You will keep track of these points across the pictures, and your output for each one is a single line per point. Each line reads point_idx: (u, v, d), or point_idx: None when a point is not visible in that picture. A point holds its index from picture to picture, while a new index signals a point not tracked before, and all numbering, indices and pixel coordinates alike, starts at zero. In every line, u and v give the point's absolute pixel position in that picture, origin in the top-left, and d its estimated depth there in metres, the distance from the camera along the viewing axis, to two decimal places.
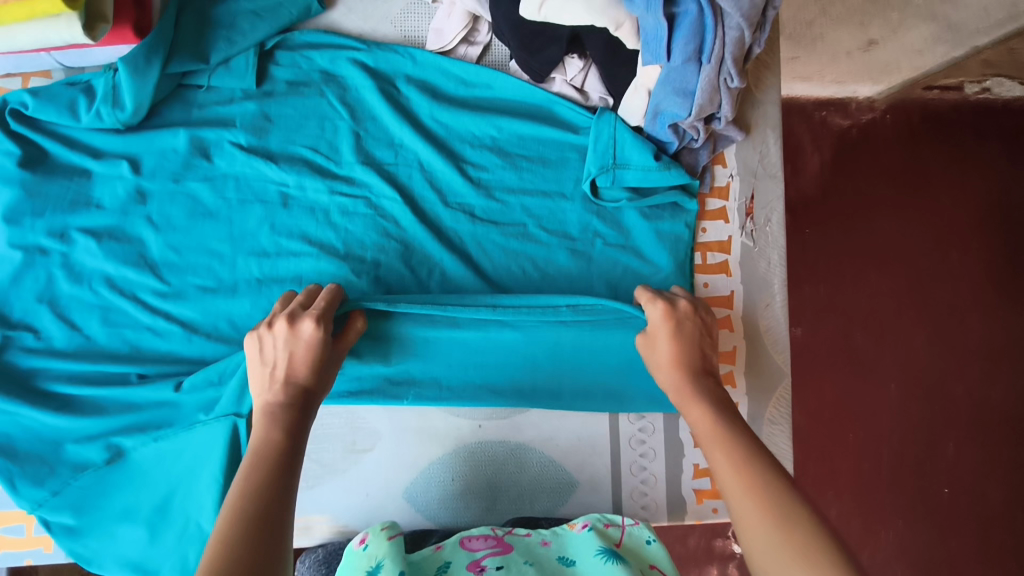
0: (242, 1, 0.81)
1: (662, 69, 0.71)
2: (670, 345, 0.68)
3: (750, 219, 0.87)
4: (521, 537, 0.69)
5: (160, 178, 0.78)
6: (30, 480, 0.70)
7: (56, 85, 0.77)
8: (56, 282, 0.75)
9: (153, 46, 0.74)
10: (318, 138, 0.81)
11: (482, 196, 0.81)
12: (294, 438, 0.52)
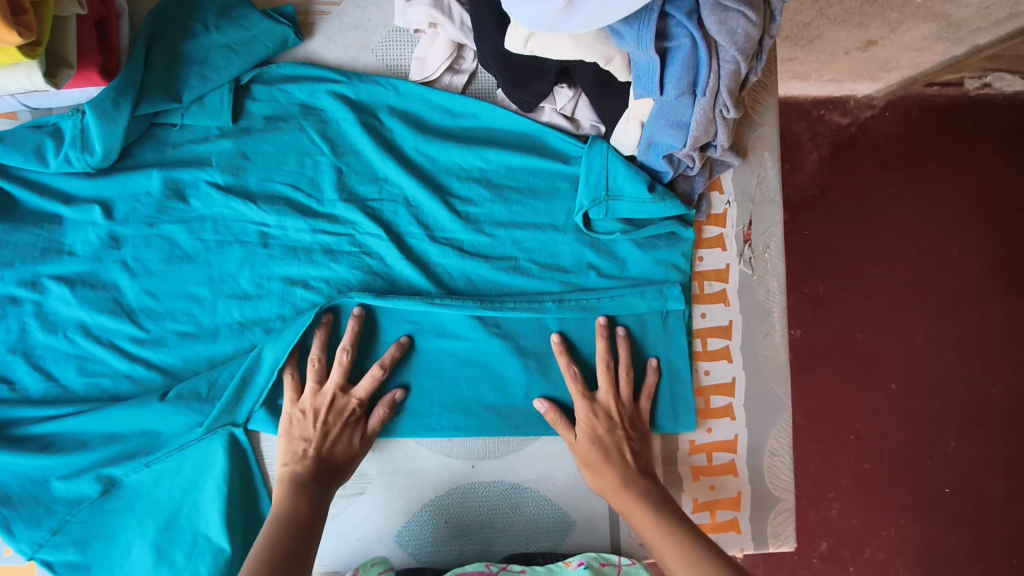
0: (214, 35, 0.77)
1: (654, 103, 0.68)
2: (588, 444, 0.73)
3: (748, 246, 0.84)
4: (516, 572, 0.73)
5: (134, 223, 0.76)
6: (27, 523, 0.69)
7: (20, 129, 0.73)
8: (30, 332, 0.73)
9: (120, 89, 0.71)
10: (298, 175, 0.78)
11: (470, 231, 0.79)
12: (314, 510, 0.65)
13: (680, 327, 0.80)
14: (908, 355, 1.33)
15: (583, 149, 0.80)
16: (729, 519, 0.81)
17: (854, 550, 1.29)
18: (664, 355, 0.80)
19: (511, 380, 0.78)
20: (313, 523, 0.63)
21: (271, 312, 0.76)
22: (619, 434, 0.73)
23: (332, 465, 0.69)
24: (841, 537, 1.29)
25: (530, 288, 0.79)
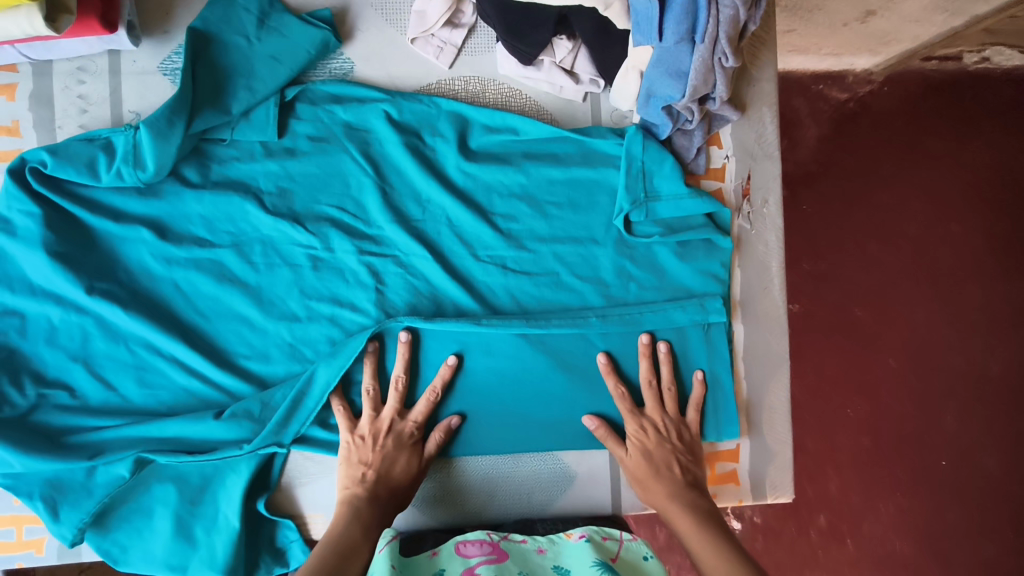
0: (257, 46, 0.74)
1: (654, 51, 0.69)
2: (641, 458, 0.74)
3: (747, 201, 0.84)
4: (515, 542, 0.69)
5: (175, 225, 0.74)
6: (70, 505, 0.69)
7: (73, 142, 0.69)
8: (91, 341, 0.72)
9: (176, 107, 0.68)
10: (344, 196, 0.76)
11: (513, 248, 0.78)
12: (368, 533, 0.64)
13: (722, 337, 0.81)
14: (908, 330, 1.32)
15: (620, 146, 0.79)
16: (728, 471, 0.82)
17: (851, 524, 1.29)
18: (708, 365, 0.81)
19: (512, 340, 0.78)
20: (365, 542, 0.63)
21: (321, 335, 0.75)
22: (668, 447, 0.75)
23: (389, 489, 0.69)
24: (837, 511, 1.30)
25: (574, 307, 0.79)
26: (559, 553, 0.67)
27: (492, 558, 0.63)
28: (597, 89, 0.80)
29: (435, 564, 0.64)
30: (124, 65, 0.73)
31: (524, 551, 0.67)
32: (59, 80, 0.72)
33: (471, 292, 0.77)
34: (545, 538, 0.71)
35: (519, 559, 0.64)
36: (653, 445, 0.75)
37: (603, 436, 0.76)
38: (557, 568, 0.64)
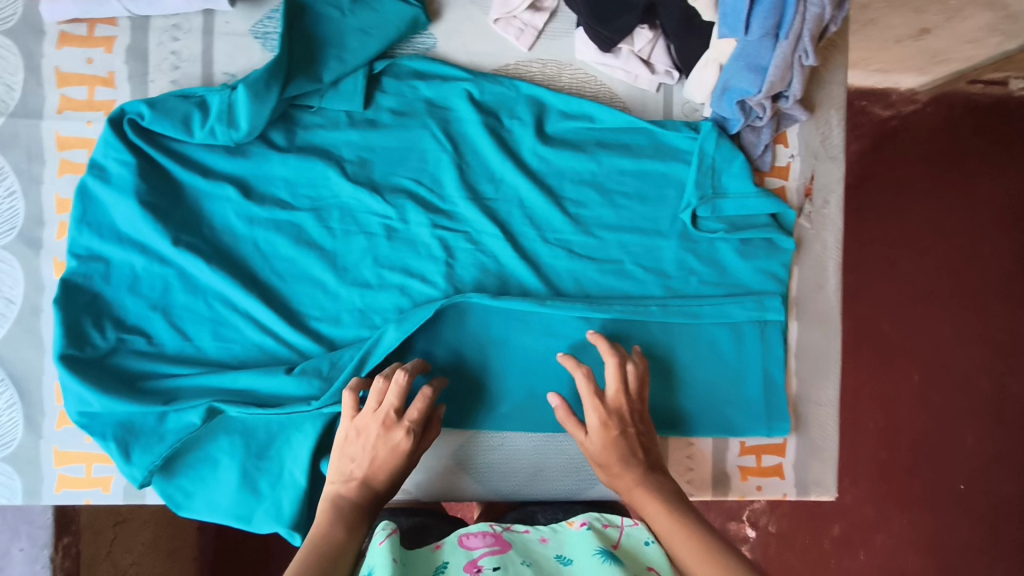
0: (350, 18, 0.76)
1: (737, 44, 0.70)
2: (606, 449, 0.69)
3: (808, 201, 0.85)
4: (518, 534, 0.61)
5: (257, 185, 0.76)
6: (141, 448, 0.72)
7: (171, 98, 0.72)
8: (172, 292, 0.75)
9: (274, 71, 0.71)
10: (421, 170, 0.79)
11: (580, 232, 0.80)
12: (353, 536, 0.59)
13: (777, 337, 0.83)
14: (932, 345, 1.33)
15: (695, 142, 0.81)
16: (773, 464, 0.85)
17: (863, 536, 1.30)
18: (762, 364, 0.83)
19: (573, 320, 0.80)
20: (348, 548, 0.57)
21: (390, 303, 0.77)
22: (630, 436, 0.70)
23: (377, 492, 0.65)
24: (853, 522, 1.31)
25: (633, 294, 0.81)
26: (564, 541, 0.58)
27: (496, 550, 0.56)
28: (670, 81, 0.82)
29: (435, 556, 0.56)
30: (217, 26, 0.75)
31: (527, 541, 0.59)
32: (155, 36, 0.74)
33: (537, 272, 0.79)
34: (550, 528, 0.62)
35: (523, 550, 0.56)
36: (617, 430, 0.70)
37: (558, 414, 0.72)
38: (562, 558, 0.56)
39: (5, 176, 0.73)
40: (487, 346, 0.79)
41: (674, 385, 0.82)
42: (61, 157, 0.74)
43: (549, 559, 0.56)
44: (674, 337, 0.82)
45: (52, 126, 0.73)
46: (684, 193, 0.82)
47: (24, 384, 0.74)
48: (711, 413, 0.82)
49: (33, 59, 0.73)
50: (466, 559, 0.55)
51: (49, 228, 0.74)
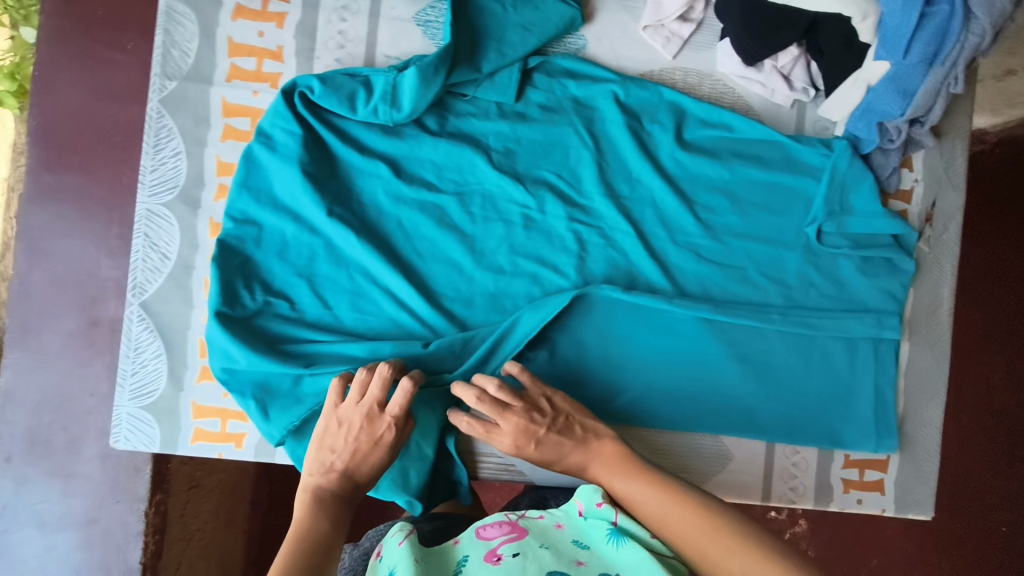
0: (510, 14, 0.81)
1: (890, 66, 0.72)
2: (535, 452, 0.68)
3: (929, 225, 0.87)
4: (533, 520, 0.61)
5: (406, 165, 0.80)
6: (279, 408, 0.74)
7: (339, 75, 0.75)
8: (317, 261, 0.78)
9: (444, 58, 0.74)
10: (563, 165, 0.82)
11: (708, 237, 0.83)
12: (338, 528, 0.59)
13: (891, 355, 0.85)
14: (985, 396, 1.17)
15: (827, 160, 0.84)
16: (875, 479, 0.87)
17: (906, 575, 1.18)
18: (874, 381, 0.85)
19: (692, 323, 0.83)
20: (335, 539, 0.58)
21: (522, 290, 0.79)
22: (557, 425, 0.69)
23: (359, 484, 0.65)
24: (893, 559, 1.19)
25: (754, 301, 0.83)
26: (581, 526, 0.59)
27: (512, 538, 0.57)
28: (805, 98, 0.84)
29: (456, 552, 0.57)
30: (383, 10, 0.79)
31: (543, 529, 0.59)
32: (324, 15, 0.78)
33: (664, 271, 0.82)
34: (563, 511, 0.62)
35: (540, 534, 0.57)
36: (535, 434, 0.68)
37: (466, 424, 0.70)
38: (580, 543, 0.57)
39: (172, 137, 0.76)
40: (611, 339, 0.82)
41: (787, 396, 0.84)
42: (226, 122, 0.77)
43: (566, 544, 0.57)
44: (789, 346, 0.84)
45: (220, 93, 0.76)
46: (812, 208, 0.84)
47: (170, 336, 0.77)
48: (819, 423, 0.84)
49: (208, 27, 0.76)
50: (486, 549, 0.56)
51: (209, 189, 0.77)
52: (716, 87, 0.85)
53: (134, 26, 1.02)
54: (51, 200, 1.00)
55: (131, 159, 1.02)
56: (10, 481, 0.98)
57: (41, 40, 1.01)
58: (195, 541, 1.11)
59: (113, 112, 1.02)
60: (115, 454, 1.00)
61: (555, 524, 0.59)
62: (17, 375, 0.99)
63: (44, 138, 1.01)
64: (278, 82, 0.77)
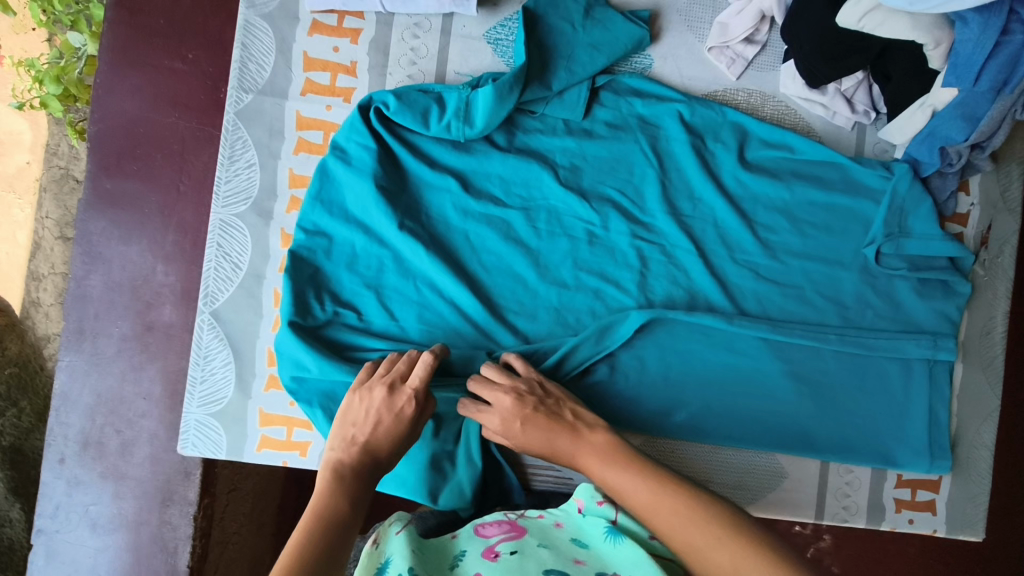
0: (581, 34, 0.82)
1: (958, 93, 0.73)
2: (517, 425, 0.68)
3: (983, 248, 0.89)
4: (532, 518, 0.62)
5: (476, 179, 0.81)
6: None
7: (414, 91, 0.78)
8: (385, 272, 0.78)
9: (519, 76, 0.77)
10: (627, 183, 0.83)
11: (767, 256, 0.83)
12: (357, 506, 0.56)
13: (945, 377, 0.85)
14: None
15: (887, 183, 0.85)
16: (927, 500, 0.87)
17: None
18: (929, 401, 0.84)
19: (755, 341, 0.82)
20: (354, 518, 0.55)
21: (585, 305, 0.80)
22: (548, 407, 0.69)
23: (378, 463, 0.63)
24: None
25: (812, 322, 0.82)
26: (578, 521, 0.60)
27: (512, 535, 0.57)
28: (866, 122, 0.85)
29: (452, 546, 0.57)
30: (454, 28, 0.81)
31: (543, 528, 0.59)
32: (397, 32, 0.80)
33: (724, 289, 0.82)
34: (562, 509, 0.62)
35: (538, 533, 0.57)
36: (523, 408, 0.69)
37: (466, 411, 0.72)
38: (578, 540, 0.58)
39: (247, 149, 0.78)
40: (669, 355, 0.82)
41: (842, 416, 0.83)
42: (299, 136, 0.79)
43: (566, 541, 0.57)
44: (842, 366, 0.83)
45: (295, 107, 0.79)
46: (870, 230, 0.84)
47: (240, 345, 0.78)
48: (873, 443, 0.84)
49: (285, 43, 0.79)
50: (483, 545, 0.56)
51: (281, 202, 0.79)
52: (778, 109, 0.87)
53: (194, 36, 1.02)
54: (109, 206, 1.01)
55: (189, 166, 1.02)
56: (64, 481, 0.99)
57: (105, 49, 1.02)
58: (234, 542, 1.08)
59: (173, 119, 1.02)
60: (163, 460, 0.99)
61: (554, 522, 0.59)
62: (72, 377, 1.00)
63: (104, 145, 1.01)
64: (351, 96, 0.80)
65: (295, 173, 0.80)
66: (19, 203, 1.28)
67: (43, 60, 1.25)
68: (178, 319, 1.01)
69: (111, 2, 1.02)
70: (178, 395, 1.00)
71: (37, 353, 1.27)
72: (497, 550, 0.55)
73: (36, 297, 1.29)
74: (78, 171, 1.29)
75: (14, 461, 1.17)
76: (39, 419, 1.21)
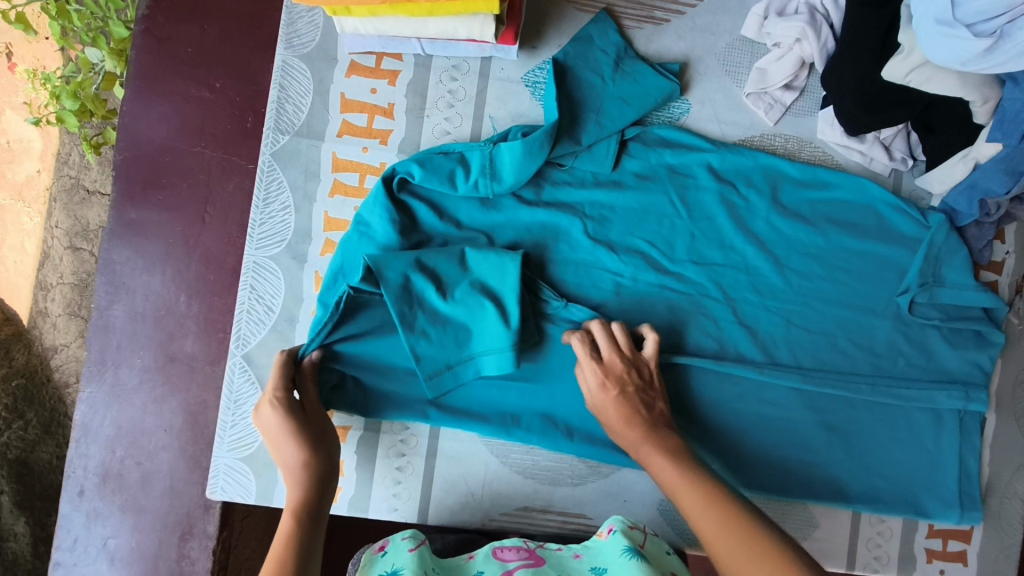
0: (610, 85, 0.82)
1: (1002, 148, 0.72)
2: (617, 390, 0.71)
3: (1018, 296, 0.88)
4: (553, 551, 0.71)
5: (505, 234, 0.80)
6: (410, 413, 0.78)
7: (436, 155, 0.77)
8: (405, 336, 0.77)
9: (552, 133, 0.77)
10: (656, 233, 0.82)
11: (800, 305, 0.82)
12: (301, 520, 0.60)
13: (975, 427, 0.83)
14: None
15: (923, 232, 0.83)
16: (957, 550, 0.86)
17: None
18: (959, 453, 0.83)
19: (787, 392, 0.81)
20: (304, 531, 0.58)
21: None
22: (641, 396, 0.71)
23: (318, 462, 0.66)
24: None
25: (844, 375, 0.81)
26: (595, 554, 0.68)
27: (530, 562, 0.67)
28: (903, 168, 0.85)
29: (470, 567, 0.67)
30: (493, 71, 0.83)
31: (561, 557, 0.69)
32: (436, 74, 0.83)
33: (754, 339, 0.81)
34: (582, 544, 0.72)
35: (555, 564, 0.67)
36: (617, 389, 0.71)
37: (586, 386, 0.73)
38: (595, 569, 0.66)
39: (282, 191, 0.81)
40: (700, 405, 0.81)
41: (873, 466, 0.82)
42: (334, 177, 0.81)
43: (584, 570, 0.66)
44: (874, 417, 0.82)
45: (332, 148, 0.81)
46: (904, 277, 0.83)
47: None
48: (903, 493, 0.82)
49: (323, 84, 0.82)
50: (502, 569, 0.66)
51: (316, 244, 0.81)
52: (815, 154, 0.86)
53: (221, 63, 1.00)
54: (132, 234, 0.99)
55: (214, 196, 0.99)
56: (83, 514, 0.98)
57: (128, 75, 1.00)
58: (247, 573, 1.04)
59: (199, 148, 0.99)
60: (182, 494, 0.98)
61: (572, 553, 0.70)
62: (93, 409, 0.99)
63: (130, 173, 0.99)
64: (388, 138, 0.82)
65: (330, 216, 0.82)
66: (29, 213, 1.25)
67: (60, 73, 1.21)
68: (201, 351, 0.99)
69: (137, 28, 1.00)
70: (199, 428, 0.99)
71: (44, 364, 1.24)
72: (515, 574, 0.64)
73: (45, 306, 1.25)
74: (89, 181, 1.24)
75: (19, 475, 1.15)
76: (46, 432, 1.20)
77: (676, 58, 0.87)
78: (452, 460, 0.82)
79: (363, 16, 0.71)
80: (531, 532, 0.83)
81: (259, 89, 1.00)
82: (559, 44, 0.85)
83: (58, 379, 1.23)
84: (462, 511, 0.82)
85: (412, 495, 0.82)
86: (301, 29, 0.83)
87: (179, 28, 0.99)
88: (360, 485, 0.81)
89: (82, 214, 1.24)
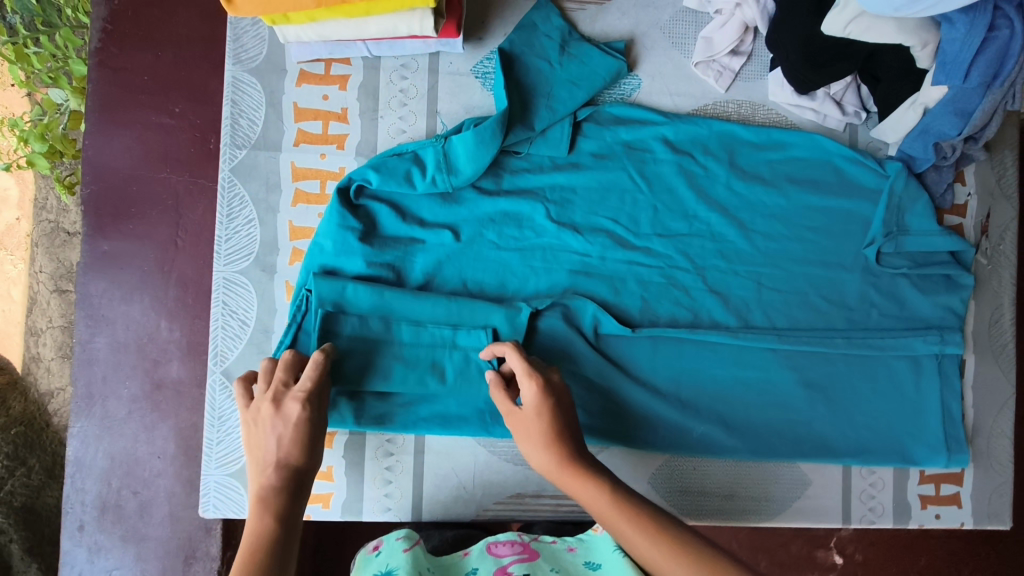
0: (559, 70, 0.83)
1: (948, 91, 0.73)
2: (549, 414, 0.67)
3: (985, 236, 0.89)
4: (546, 544, 0.74)
5: (470, 223, 0.80)
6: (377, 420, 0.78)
7: (390, 158, 0.78)
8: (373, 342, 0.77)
9: (504, 120, 0.78)
10: (619, 211, 0.82)
11: (767, 265, 0.83)
12: (285, 522, 0.57)
13: (954, 369, 0.84)
14: None
15: (883, 182, 0.84)
16: (952, 493, 0.87)
17: None
18: (940, 396, 0.83)
19: (765, 353, 0.82)
20: (288, 538, 0.56)
21: (589, 311, 0.79)
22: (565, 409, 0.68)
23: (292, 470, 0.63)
24: None
25: (818, 331, 0.82)
26: (589, 549, 0.72)
27: (523, 557, 0.69)
28: (857, 122, 0.86)
29: (466, 564, 0.70)
30: (442, 66, 0.84)
31: (555, 550, 0.72)
32: (386, 75, 0.83)
33: (727, 306, 0.82)
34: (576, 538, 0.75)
35: (550, 558, 0.69)
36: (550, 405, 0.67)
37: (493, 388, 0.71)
38: (589, 564, 0.69)
39: (245, 205, 0.82)
40: (681, 377, 0.81)
41: (858, 419, 0.82)
42: (296, 187, 0.82)
43: (576, 564, 0.69)
44: (854, 369, 0.82)
45: (290, 158, 0.82)
46: (869, 229, 0.83)
47: None
48: (888, 442, 0.83)
49: (275, 96, 0.83)
50: (496, 564, 0.68)
51: (283, 254, 0.82)
52: (769, 117, 0.88)
53: (178, 89, 1.00)
54: (107, 266, 0.99)
55: (184, 220, 0.99)
56: (85, 549, 0.97)
57: (86, 109, 1.00)
58: None
59: (164, 175, 0.99)
60: (182, 519, 0.97)
61: (566, 547, 0.73)
62: (84, 443, 0.98)
63: (98, 205, 0.99)
64: (345, 142, 0.83)
65: (295, 225, 0.83)
66: (12, 261, 1.24)
67: (27, 117, 1.21)
68: (186, 374, 1.00)
69: (92, 61, 1.00)
70: (192, 451, 0.99)
71: (41, 410, 1.23)
72: (508, 570, 0.66)
73: (36, 351, 1.24)
74: (68, 223, 1.25)
75: (27, 521, 1.13)
76: (50, 476, 1.18)
77: (622, 36, 0.87)
78: (441, 454, 0.82)
79: (303, 22, 0.72)
80: (528, 518, 0.83)
81: (219, 110, 1.01)
82: (504, 34, 0.85)
83: (56, 422, 1.23)
84: (455, 504, 0.82)
85: (405, 494, 0.82)
86: (248, 44, 0.83)
87: (133, 56, 1.00)
88: (353, 488, 0.82)
89: (65, 256, 1.25)
